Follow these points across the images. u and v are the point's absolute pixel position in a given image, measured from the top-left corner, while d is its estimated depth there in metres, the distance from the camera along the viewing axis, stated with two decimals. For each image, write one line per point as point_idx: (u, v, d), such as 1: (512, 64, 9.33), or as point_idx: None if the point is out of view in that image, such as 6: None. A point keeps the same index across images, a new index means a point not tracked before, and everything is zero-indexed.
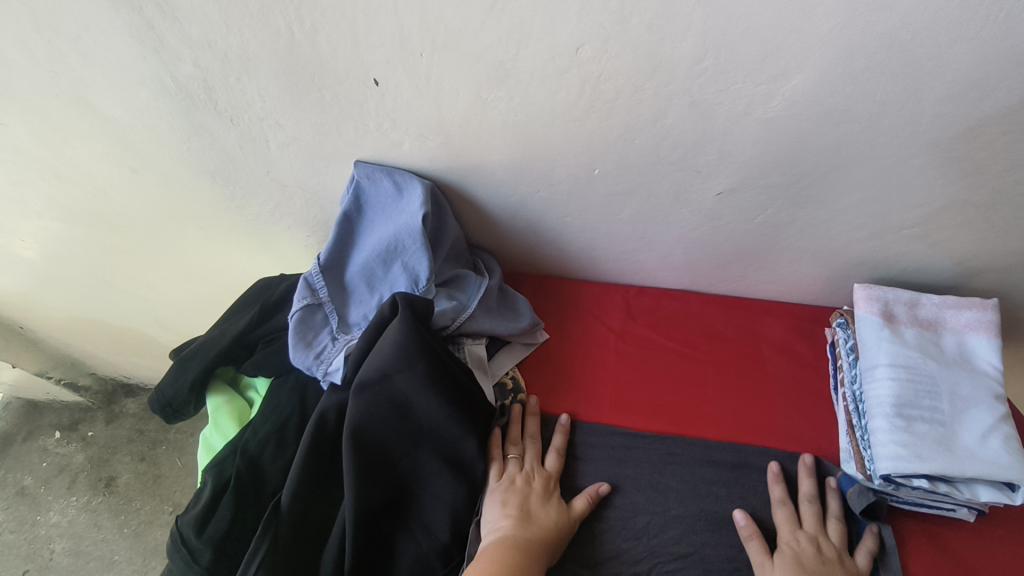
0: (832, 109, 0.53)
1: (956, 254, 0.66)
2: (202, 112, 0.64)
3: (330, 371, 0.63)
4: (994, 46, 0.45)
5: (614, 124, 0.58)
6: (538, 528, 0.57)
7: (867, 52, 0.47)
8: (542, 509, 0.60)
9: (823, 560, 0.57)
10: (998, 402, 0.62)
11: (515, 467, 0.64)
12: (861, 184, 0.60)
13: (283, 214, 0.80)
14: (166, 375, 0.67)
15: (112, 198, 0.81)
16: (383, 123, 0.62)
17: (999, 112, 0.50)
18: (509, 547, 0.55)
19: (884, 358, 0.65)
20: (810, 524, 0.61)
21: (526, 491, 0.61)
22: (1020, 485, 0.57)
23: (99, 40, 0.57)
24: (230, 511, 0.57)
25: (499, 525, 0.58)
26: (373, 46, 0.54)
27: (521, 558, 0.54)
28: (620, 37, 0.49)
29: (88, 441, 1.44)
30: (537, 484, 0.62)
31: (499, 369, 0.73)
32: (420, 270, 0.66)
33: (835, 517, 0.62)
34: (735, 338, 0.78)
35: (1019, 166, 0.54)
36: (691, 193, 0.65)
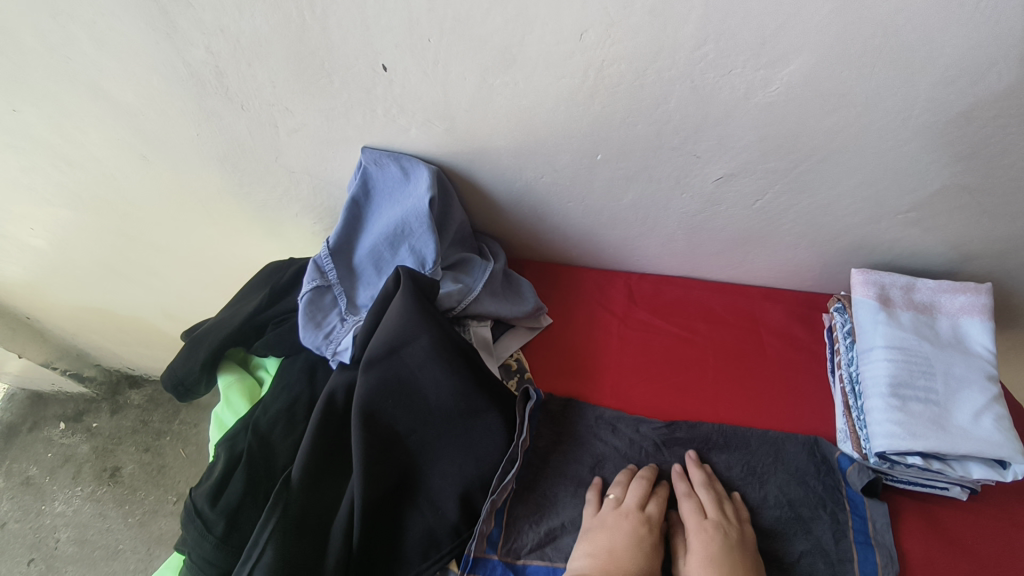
0: (830, 93, 0.54)
1: (951, 238, 0.68)
2: (213, 98, 0.66)
3: (339, 350, 0.65)
4: (987, 31, 0.47)
5: (617, 109, 0.59)
6: (623, 565, 0.54)
7: (864, 37, 0.49)
8: (620, 556, 0.54)
9: (724, 545, 0.56)
10: (991, 382, 0.64)
11: (612, 505, 0.60)
12: (858, 169, 0.61)
13: (291, 201, 0.82)
14: (178, 355, 0.68)
15: (122, 185, 0.82)
16: (391, 108, 0.64)
17: (991, 96, 0.51)
18: None
19: (879, 340, 0.67)
20: (712, 509, 0.59)
21: (617, 531, 0.56)
22: (1011, 462, 0.59)
23: (114, 25, 0.58)
24: (243, 483, 0.59)
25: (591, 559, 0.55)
26: (382, 31, 0.55)
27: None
28: (623, 22, 0.51)
29: (93, 432, 1.45)
30: (632, 523, 0.57)
31: (504, 351, 0.75)
32: (426, 253, 0.68)
33: (722, 501, 0.60)
34: (735, 323, 0.80)
35: (1012, 150, 0.56)
36: (691, 178, 0.66)
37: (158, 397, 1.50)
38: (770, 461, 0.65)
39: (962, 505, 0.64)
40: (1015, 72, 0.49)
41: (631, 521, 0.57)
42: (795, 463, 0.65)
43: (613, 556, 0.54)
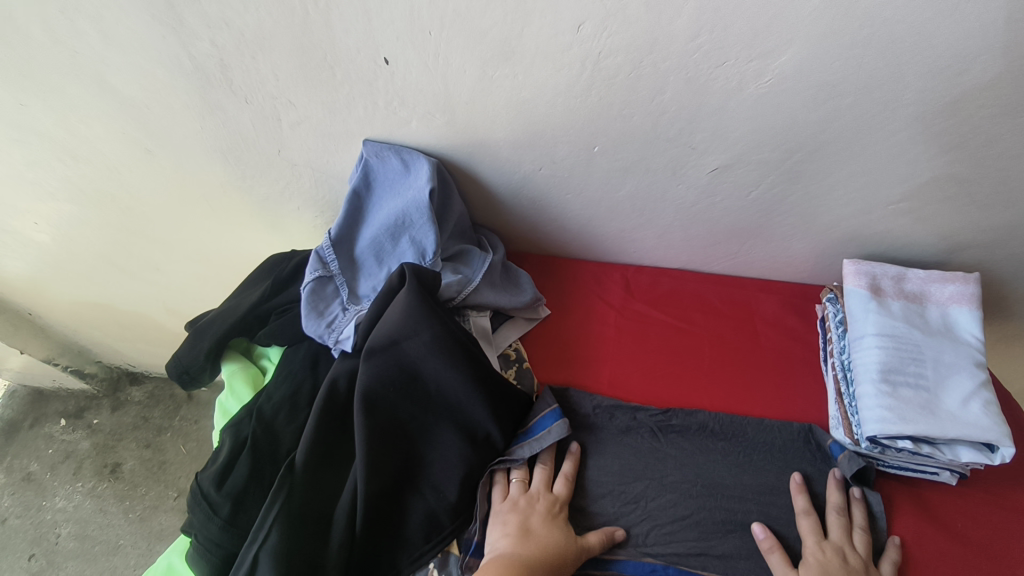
0: (821, 85, 0.56)
1: (940, 228, 0.69)
2: (217, 91, 0.67)
3: (341, 338, 0.66)
4: (973, 22, 0.48)
5: (614, 100, 0.61)
6: (541, 544, 0.57)
7: (854, 28, 0.50)
8: (539, 536, 0.57)
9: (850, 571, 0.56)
10: (980, 369, 0.65)
11: (522, 487, 0.63)
12: (849, 160, 0.63)
13: (292, 194, 0.83)
14: (183, 344, 0.70)
15: (126, 179, 0.83)
16: (393, 101, 0.65)
17: (978, 86, 0.53)
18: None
19: (871, 328, 0.68)
20: (838, 534, 0.59)
21: (529, 512, 0.60)
22: (1000, 446, 0.60)
23: (121, 19, 0.60)
24: (247, 468, 0.60)
25: (511, 538, 0.58)
26: (384, 24, 0.57)
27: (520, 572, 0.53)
28: (620, 14, 0.52)
29: (94, 428, 1.46)
30: (541, 504, 0.61)
31: (503, 341, 0.76)
32: (427, 244, 0.69)
33: (861, 529, 0.60)
34: (730, 314, 0.81)
35: (999, 140, 0.57)
36: (687, 169, 0.68)
37: (159, 394, 1.51)
38: (767, 449, 0.67)
39: (951, 490, 0.66)
40: (1000, 62, 0.51)
41: (543, 503, 0.61)
42: (790, 451, 0.67)
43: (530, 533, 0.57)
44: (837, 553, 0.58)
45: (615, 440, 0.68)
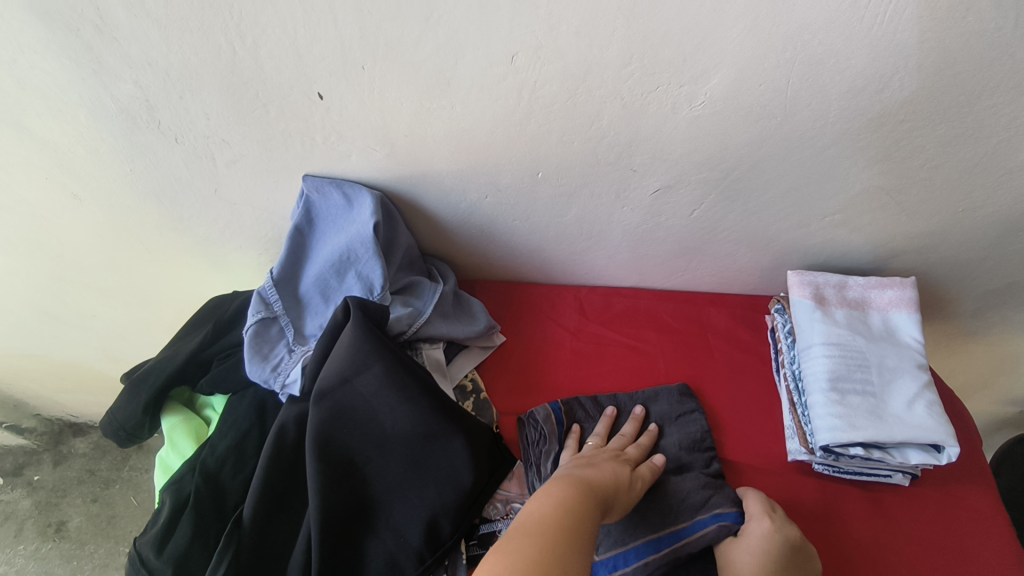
0: (751, 106, 0.57)
1: (875, 236, 0.71)
2: (145, 132, 0.65)
3: (287, 382, 0.63)
4: (885, 42, 0.50)
5: (553, 128, 0.61)
6: (604, 469, 0.57)
7: (777, 52, 0.52)
8: (607, 463, 0.58)
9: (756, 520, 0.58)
10: (922, 371, 0.67)
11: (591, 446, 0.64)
12: (784, 176, 0.65)
13: (234, 233, 0.80)
14: (117, 400, 0.66)
15: (54, 226, 0.79)
16: (330, 136, 0.63)
17: (896, 103, 0.55)
18: (578, 495, 0.49)
19: (817, 338, 0.69)
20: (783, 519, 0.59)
21: (596, 455, 0.61)
22: (945, 446, 0.62)
23: (34, 62, 0.57)
24: (190, 527, 0.57)
25: (575, 465, 0.57)
26: (315, 60, 0.55)
27: (593, 486, 0.52)
28: (552, 44, 0.52)
29: (35, 485, 1.36)
30: (608, 453, 0.62)
31: (459, 372, 0.75)
32: (374, 278, 0.68)
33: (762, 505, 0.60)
34: (683, 330, 0.82)
35: (921, 150, 0.59)
36: (630, 192, 0.68)
37: (106, 444, 1.42)
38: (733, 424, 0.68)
39: (904, 491, 0.68)
40: (914, 79, 0.53)
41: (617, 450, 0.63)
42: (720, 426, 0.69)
43: (597, 468, 0.57)
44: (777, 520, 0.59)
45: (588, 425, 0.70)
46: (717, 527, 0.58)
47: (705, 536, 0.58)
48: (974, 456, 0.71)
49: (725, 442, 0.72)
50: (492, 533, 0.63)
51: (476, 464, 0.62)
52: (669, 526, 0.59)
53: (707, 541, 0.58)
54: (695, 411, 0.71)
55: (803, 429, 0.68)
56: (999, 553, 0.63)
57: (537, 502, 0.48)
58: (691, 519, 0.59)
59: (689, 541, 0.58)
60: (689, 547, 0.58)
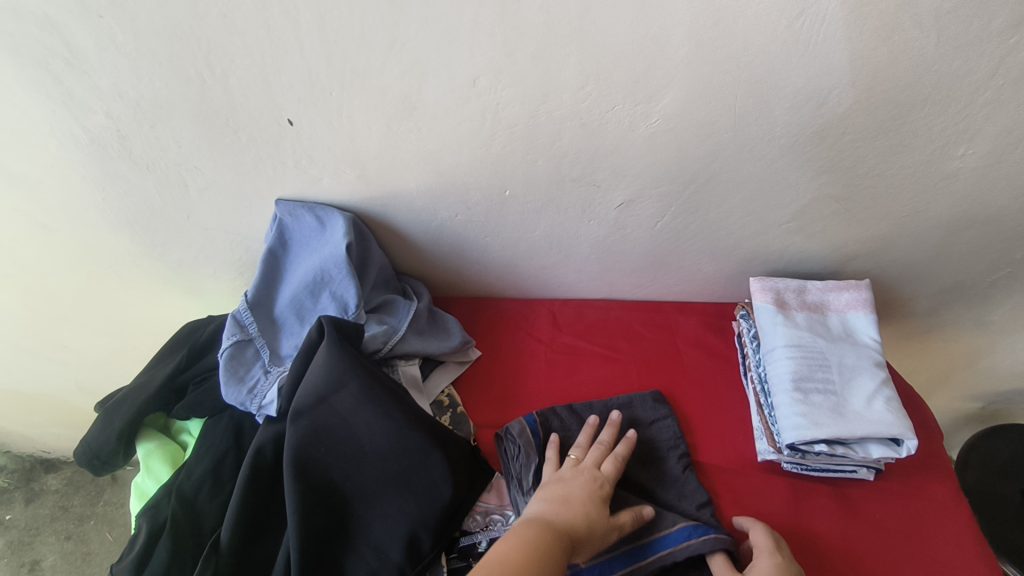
0: (702, 122, 0.60)
1: (830, 242, 0.75)
2: (116, 161, 0.65)
3: (263, 405, 0.64)
4: (821, 60, 0.54)
5: (517, 147, 0.63)
6: (575, 508, 0.56)
7: (722, 72, 0.55)
8: (581, 499, 0.57)
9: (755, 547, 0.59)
10: (879, 368, 0.70)
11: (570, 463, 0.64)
12: (739, 188, 0.68)
13: (207, 258, 0.81)
14: (91, 428, 0.65)
15: (23, 257, 0.79)
16: (301, 160, 0.65)
17: (836, 116, 0.59)
18: (540, 551, 0.48)
19: (780, 341, 0.72)
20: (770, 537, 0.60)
21: (571, 484, 0.59)
22: (904, 439, 0.64)
23: (3, 95, 0.58)
24: (166, 552, 0.56)
25: (547, 505, 0.56)
26: (283, 87, 0.57)
27: (557, 539, 0.51)
28: (511, 68, 0.55)
29: (6, 525, 1.33)
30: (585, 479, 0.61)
31: (436, 388, 0.76)
32: (348, 297, 0.69)
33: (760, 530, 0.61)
34: (654, 338, 0.85)
35: (865, 159, 0.63)
36: (595, 206, 0.71)
37: (80, 479, 1.39)
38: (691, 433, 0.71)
39: (869, 485, 0.70)
40: (851, 94, 0.56)
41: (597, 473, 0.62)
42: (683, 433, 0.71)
43: (568, 507, 0.56)
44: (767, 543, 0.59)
45: (569, 429, 0.71)
46: (701, 538, 0.58)
47: (687, 547, 0.58)
48: (934, 448, 0.74)
49: (696, 445, 0.74)
50: (472, 546, 0.64)
51: (453, 477, 0.63)
52: (653, 534, 0.60)
53: (692, 552, 0.57)
54: (668, 417, 0.73)
55: (770, 429, 0.70)
56: (962, 541, 0.65)
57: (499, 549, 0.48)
58: (672, 529, 0.60)
59: (672, 552, 0.58)
60: (673, 557, 0.58)
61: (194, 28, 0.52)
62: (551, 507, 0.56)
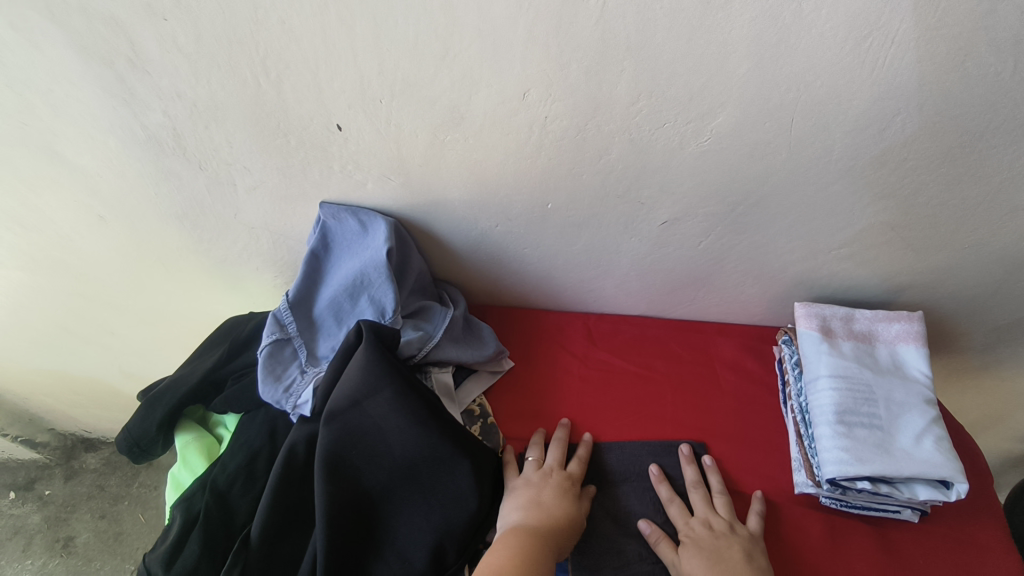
0: (755, 143, 0.58)
1: (881, 271, 0.72)
2: (172, 158, 0.67)
3: (299, 403, 0.64)
4: (885, 84, 0.52)
5: (563, 161, 0.63)
6: (552, 512, 0.61)
7: (780, 92, 0.53)
8: (547, 492, 0.64)
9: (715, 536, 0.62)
10: (929, 406, 0.67)
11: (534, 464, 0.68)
12: (788, 211, 0.66)
13: (250, 255, 0.83)
14: (133, 417, 0.67)
15: (78, 246, 0.82)
16: (348, 165, 0.66)
17: (898, 141, 0.56)
18: (528, 551, 0.55)
19: (824, 370, 0.70)
20: (702, 506, 0.66)
21: (541, 487, 0.64)
22: (954, 482, 0.61)
23: (70, 92, 0.60)
24: (198, 544, 0.58)
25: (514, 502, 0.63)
26: (335, 94, 0.58)
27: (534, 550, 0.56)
28: (562, 81, 0.55)
29: (45, 500, 1.37)
30: (553, 479, 0.66)
31: (467, 397, 0.76)
32: (386, 302, 0.69)
33: (719, 493, 0.67)
34: (690, 359, 0.83)
35: (925, 187, 0.60)
36: (638, 222, 0.70)
37: (117, 460, 1.43)
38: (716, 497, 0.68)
39: (913, 527, 0.67)
40: (915, 119, 0.54)
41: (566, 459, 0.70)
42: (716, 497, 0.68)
43: (541, 509, 0.61)
44: (704, 523, 0.64)
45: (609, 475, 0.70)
46: None
47: None
48: (985, 493, 0.71)
49: (731, 473, 0.71)
50: None
51: (480, 489, 0.62)
52: None
53: None
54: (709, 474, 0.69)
55: (811, 461, 0.68)
56: None
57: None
58: None
59: None
60: None
61: (255, 34, 0.53)
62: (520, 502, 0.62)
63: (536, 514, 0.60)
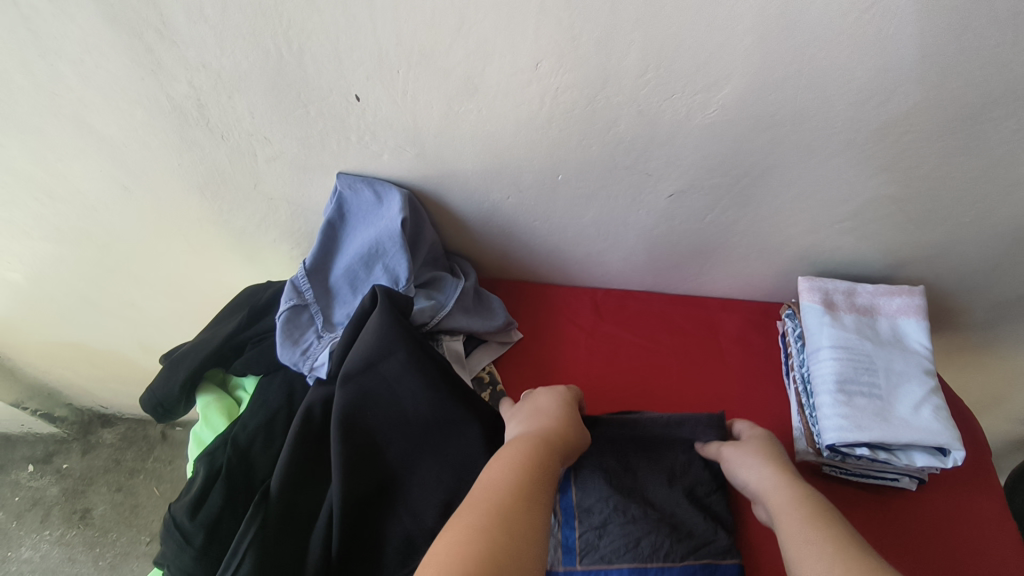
0: (761, 115, 0.60)
1: (885, 245, 0.74)
2: (194, 129, 0.70)
3: (316, 366, 0.67)
4: (887, 57, 0.53)
5: (573, 132, 0.65)
6: (550, 421, 0.60)
7: (785, 64, 0.55)
8: (546, 404, 0.63)
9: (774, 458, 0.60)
10: (929, 376, 0.69)
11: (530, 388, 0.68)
12: (793, 184, 0.67)
13: (268, 227, 0.85)
14: (156, 378, 0.70)
15: (101, 217, 0.84)
16: (364, 135, 0.68)
17: (901, 113, 0.58)
18: (530, 446, 0.54)
19: (826, 341, 0.71)
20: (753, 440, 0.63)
21: (537, 402, 0.64)
22: (950, 449, 0.63)
23: (99, 62, 0.62)
24: (221, 496, 0.61)
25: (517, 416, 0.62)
26: (354, 64, 0.60)
27: (537, 447, 0.54)
28: (574, 52, 0.56)
29: (63, 473, 1.41)
30: (548, 394, 0.65)
31: (477, 364, 0.79)
32: (400, 271, 0.72)
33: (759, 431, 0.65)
34: (695, 333, 0.85)
35: (927, 161, 0.62)
36: (645, 195, 0.71)
37: (132, 435, 1.47)
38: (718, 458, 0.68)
39: (911, 496, 0.69)
40: (917, 91, 0.55)
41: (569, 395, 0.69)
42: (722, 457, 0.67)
43: (540, 417, 0.61)
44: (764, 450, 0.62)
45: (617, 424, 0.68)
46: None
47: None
48: (983, 464, 0.72)
49: None
50: None
51: (491, 450, 0.64)
52: (658, 560, 0.60)
53: None
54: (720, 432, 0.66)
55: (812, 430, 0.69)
56: (1007, 560, 0.64)
57: (497, 470, 0.50)
58: (684, 560, 0.60)
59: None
60: None
61: (277, 4, 0.55)
62: (521, 415, 0.62)
63: (536, 422, 0.60)
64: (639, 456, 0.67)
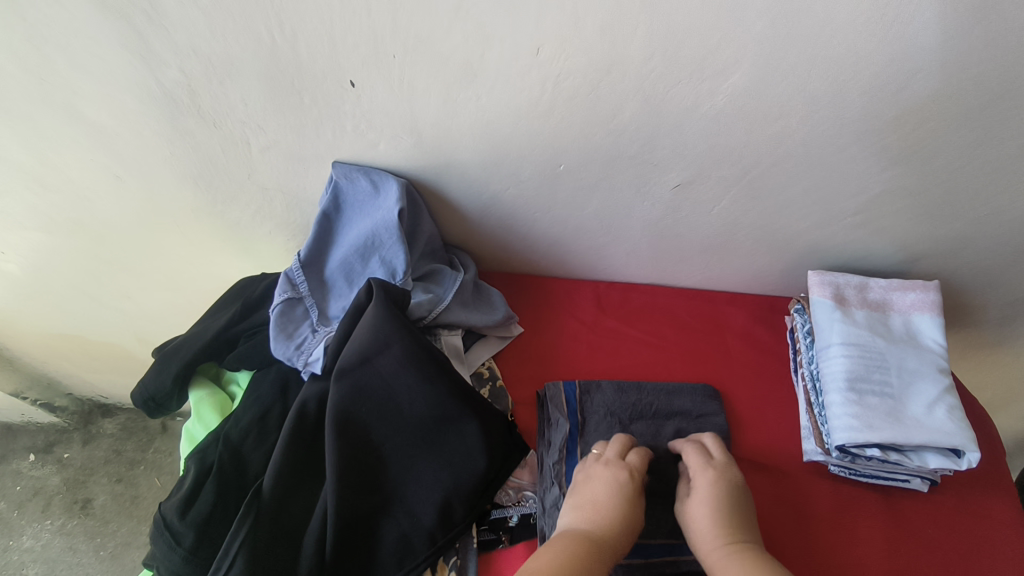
0: (773, 103, 0.57)
1: (898, 239, 0.71)
2: (186, 116, 0.67)
3: (310, 361, 0.65)
4: (906, 43, 0.50)
5: (575, 121, 0.62)
6: (609, 519, 0.54)
7: (799, 50, 0.52)
8: (600, 490, 0.57)
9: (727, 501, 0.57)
10: (942, 375, 0.67)
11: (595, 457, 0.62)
12: (805, 175, 0.65)
13: (264, 217, 0.83)
14: (148, 372, 0.68)
15: (95, 206, 0.82)
16: (360, 124, 0.66)
17: (920, 101, 0.55)
18: (581, 553, 0.50)
19: (836, 338, 0.69)
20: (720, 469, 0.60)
21: (598, 484, 0.58)
22: (965, 450, 0.61)
23: (86, 46, 0.60)
24: (212, 493, 0.59)
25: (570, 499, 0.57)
26: (348, 49, 0.57)
27: (588, 552, 0.50)
28: (576, 37, 0.54)
29: (64, 463, 1.40)
30: (612, 473, 0.59)
31: (476, 360, 0.77)
32: (397, 264, 0.70)
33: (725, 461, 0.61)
34: (701, 328, 0.82)
35: (945, 152, 0.59)
36: (651, 186, 0.69)
37: (133, 426, 1.46)
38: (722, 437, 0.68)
39: (921, 497, 0.67)
40: (937, 78, 0.53)
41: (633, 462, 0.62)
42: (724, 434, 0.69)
43: (597, 510, 0.55)
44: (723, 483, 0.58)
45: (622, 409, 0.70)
46: None
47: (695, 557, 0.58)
48: (996, 467, 0.70)
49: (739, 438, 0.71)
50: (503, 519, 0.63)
51: (489, 448, 0.62)
52: (661, 538, 0.59)
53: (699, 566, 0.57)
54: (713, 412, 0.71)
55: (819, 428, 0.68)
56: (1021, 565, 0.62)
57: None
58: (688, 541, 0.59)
59: (679, 558, 0.58)
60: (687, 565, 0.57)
61: None
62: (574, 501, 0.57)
63: (591, 515, 0.54)
64: (643, 430, 0.68)
